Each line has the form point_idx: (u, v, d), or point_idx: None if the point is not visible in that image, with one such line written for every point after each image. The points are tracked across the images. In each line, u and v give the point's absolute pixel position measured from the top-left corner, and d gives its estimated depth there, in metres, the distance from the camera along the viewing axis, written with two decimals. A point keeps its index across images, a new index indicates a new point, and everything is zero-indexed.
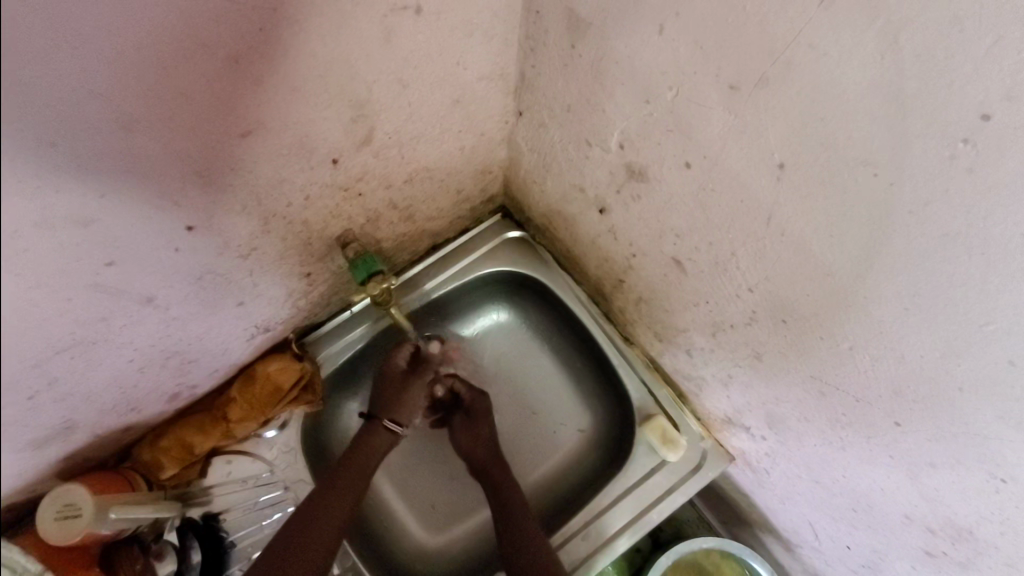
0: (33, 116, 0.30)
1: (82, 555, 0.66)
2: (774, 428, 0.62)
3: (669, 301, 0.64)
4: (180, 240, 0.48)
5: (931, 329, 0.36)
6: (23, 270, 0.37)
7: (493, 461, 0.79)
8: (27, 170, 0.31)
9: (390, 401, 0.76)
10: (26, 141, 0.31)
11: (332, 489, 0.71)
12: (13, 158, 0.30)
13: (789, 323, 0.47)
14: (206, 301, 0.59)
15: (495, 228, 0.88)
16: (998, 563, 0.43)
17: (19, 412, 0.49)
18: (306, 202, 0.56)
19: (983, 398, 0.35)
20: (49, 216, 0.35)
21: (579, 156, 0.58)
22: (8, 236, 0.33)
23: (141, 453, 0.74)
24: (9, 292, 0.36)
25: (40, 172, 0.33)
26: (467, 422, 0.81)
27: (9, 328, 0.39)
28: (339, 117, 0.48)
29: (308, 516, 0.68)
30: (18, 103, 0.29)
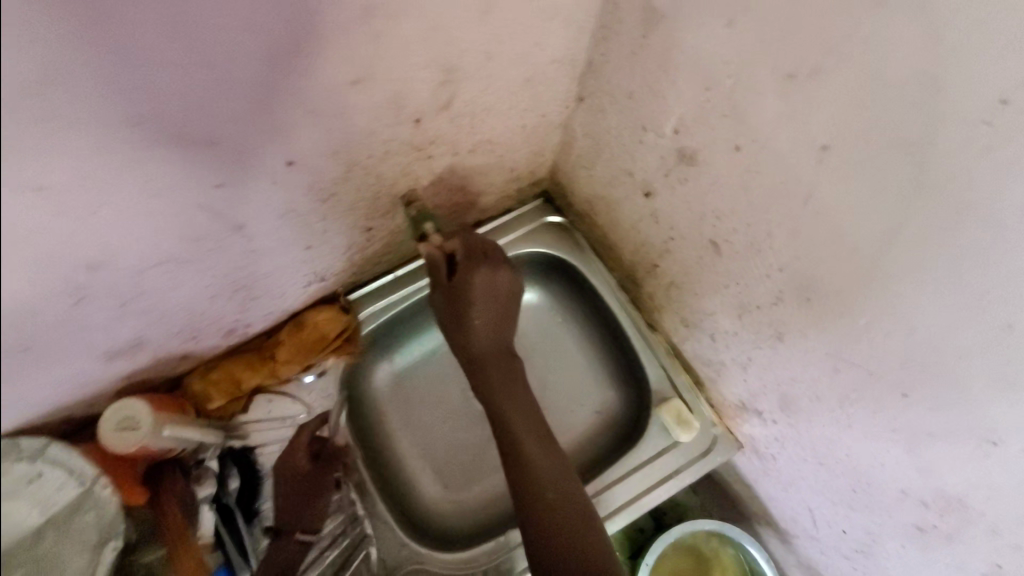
0: (196, 33, 0.37)
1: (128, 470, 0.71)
2: (786, 410, 0.67)
3: (700, 284, 0.69)
4: (279, 173, 0.54)
5: (940, 300, 0.41)
6: (161, 173, 0.44)
7: None
8: (172, 74, 0.39)
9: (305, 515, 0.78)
10: (183, 53, 0.38)
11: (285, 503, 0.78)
12: (160, 57, 0.37)
13: (814, 300, 0.53)
14: (282, 240, 0.65)
15: (537, 211, 0.93)
16: (983, 532, 0.48)
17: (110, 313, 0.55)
18: (385, 156, 0.61)
19: (982, 366, 0.40)
20: (188, 125, 0.43)
21: (633, 141, 0.64)
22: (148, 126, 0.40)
23: (190, 384, 0.79)
24: (142, 184, 0.44)
25: (190, 83, 0.40)
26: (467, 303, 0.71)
27: (131, 221, 0.46)
28: (430, 80, 0.54)
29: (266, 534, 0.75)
30: (183, 16, 0.36)
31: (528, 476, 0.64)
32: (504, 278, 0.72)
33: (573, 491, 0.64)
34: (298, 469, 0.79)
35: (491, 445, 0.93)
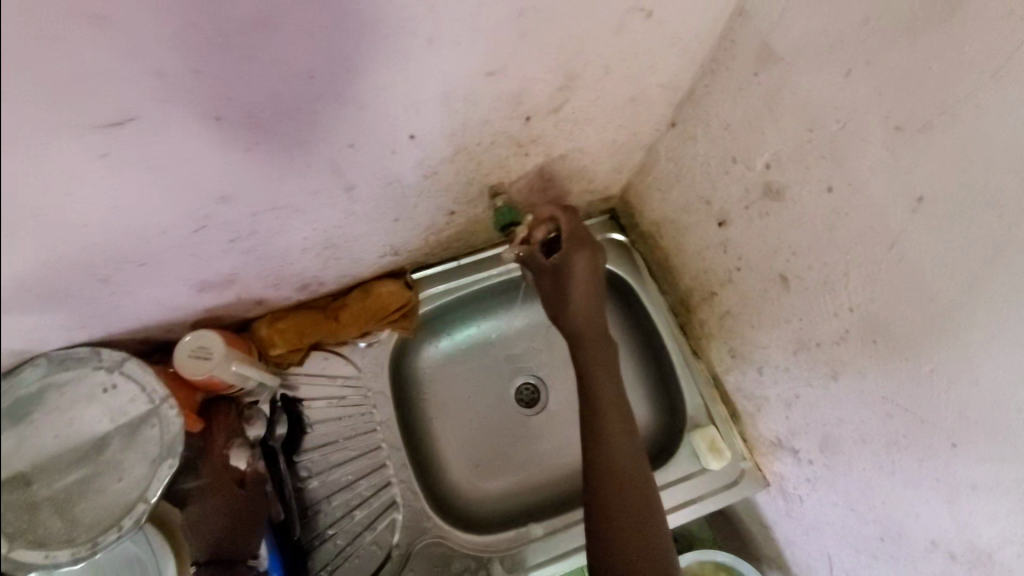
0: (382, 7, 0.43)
1: (190, 396, 0.78)
2: (826, 451, 0.69)
3: (758, 316, 0.72)
4: (401, 144, 0.59)
5: (1006, 357, 0.43)
6: (310, 117, 0.50)
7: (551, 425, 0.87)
8: (350, 38, 0.44)
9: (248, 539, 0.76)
10: (366, 21, 0.43)
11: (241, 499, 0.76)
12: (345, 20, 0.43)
13: (878, 343, 0.55)
14: (379, 208, 0.70)
15: (602, 226, 0.97)
16: None
17: (218, 235, 0.62)
18: (491, 147, 0.66)
19: None
20: (343, 88, 0.49)
21: (721, 170, 0.68)
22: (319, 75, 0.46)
23: (259, 328, 0.84)
24: (291, 123, 0.50)
25: (362, 47, 0.46)
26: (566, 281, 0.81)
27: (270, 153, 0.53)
28: (551, 83, 0.59)
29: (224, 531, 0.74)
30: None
31: (607, 453, 0.71)
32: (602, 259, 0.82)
33: (645, 470, 0.71)
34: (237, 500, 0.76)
35: (522, 441, 0.96)
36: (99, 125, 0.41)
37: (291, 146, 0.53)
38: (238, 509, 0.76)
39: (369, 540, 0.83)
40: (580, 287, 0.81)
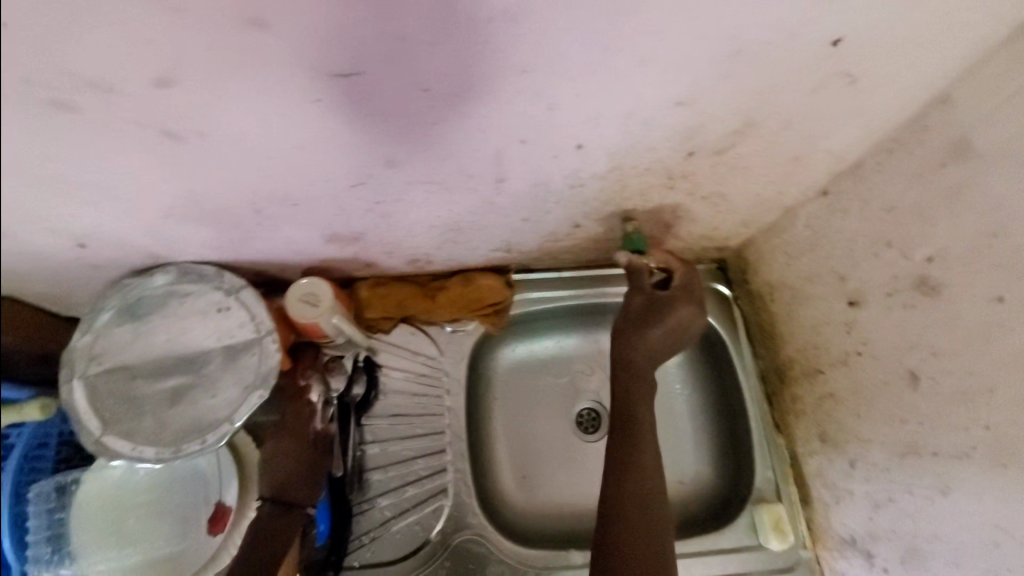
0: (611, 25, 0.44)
1: (286, 337, 0.82)
2: (910, 565, 0.65)
3: (869, 408, 0.69)
4: (567, 151, 0.60)
5: None
6: (500, 108, 0.53)
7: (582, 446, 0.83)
8: (567, 44, 0.46)
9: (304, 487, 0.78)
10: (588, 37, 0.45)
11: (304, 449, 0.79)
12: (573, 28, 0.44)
13: (1015, 471, 0.52)
14: (515, 206, 0.72)
15: (709, 274, 0.95)
16: None
17: (368, 196, 0.66)
18: (641, 174, 0.66)
19: None
20: (542, 89, 0.51)
21: (869, 251, 0.66)
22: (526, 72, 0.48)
23: (360, 289, 0.87)
24: (481, 110, 0.53)
25: (573, 58, 0.47)
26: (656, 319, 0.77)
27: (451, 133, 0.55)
28: (727, 126, 0.58)
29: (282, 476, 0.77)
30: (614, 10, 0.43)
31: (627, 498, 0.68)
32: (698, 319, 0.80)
33: (662, 532, 0.67)
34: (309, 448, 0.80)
35: (576, 465, 0.94)
36: (337, 74, 0.46)
37: (473, 130, 0.56)
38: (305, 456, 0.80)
39: (412, 518, 0.84)
40: (661, 332, 0.77)
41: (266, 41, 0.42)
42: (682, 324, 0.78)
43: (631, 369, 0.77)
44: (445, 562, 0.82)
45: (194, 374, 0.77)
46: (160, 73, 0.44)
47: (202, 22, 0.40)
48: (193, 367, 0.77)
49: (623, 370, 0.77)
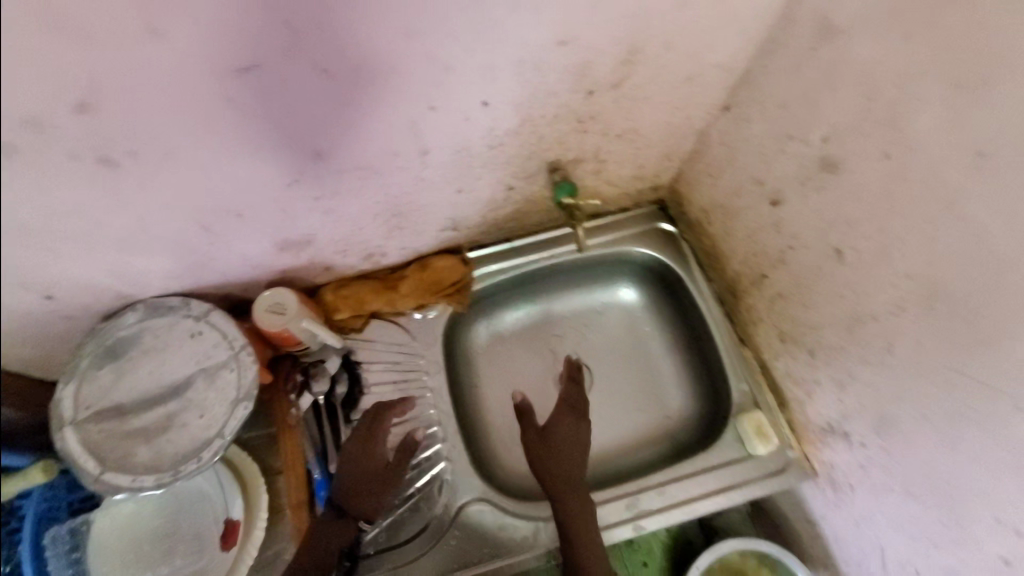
0: None
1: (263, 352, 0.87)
2: (880, 433, 0.68)
3: (811, 294, 0.73)
4: (474, 110, 0.65)
5: None
6: (399, 76, 0.57)
7: (571, 487, 0.80)
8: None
9: (359, 496, 0.81)
10: None
11: (375, 467, 0.83)
12: None
13: (938, 308, 0.55)
14: (445, 176, 0.76)
15: (651, 215, 1.00)
16: None
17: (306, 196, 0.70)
18: (552, 120, 0.71)
19: None
20: (431, 51, 0.55)
21: (775, 148, 0.70)
22: (411, 34, 0.52)
23: (324, 294, 0.92)
24: (381, 83, 0.57)
25: (450, 12, 0.52)
26: (543, 435, 0.85)
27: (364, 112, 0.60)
28: (613, 56, 0.63)
29: (354, 481, 0.82)
30: None
31: None
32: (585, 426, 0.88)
33: None
34: (372, 461, 0.84)
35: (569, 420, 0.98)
36: (237, 70, 0.50)
37: (381, 106, 0.60)
38: (360, 472, 0.83)
39: (416, 497, 0.86)
40: (564, 436, 0.85)
41: (165, 51, 0.46)
42: (577, 437, 0.85)
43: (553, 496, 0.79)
44: (457, 532, 0.84)
45: (179, 401, 0.80)
46: (76, 101, 0.47)
47: (107, 44, 0.44)
48: (178, 394, 0.80)
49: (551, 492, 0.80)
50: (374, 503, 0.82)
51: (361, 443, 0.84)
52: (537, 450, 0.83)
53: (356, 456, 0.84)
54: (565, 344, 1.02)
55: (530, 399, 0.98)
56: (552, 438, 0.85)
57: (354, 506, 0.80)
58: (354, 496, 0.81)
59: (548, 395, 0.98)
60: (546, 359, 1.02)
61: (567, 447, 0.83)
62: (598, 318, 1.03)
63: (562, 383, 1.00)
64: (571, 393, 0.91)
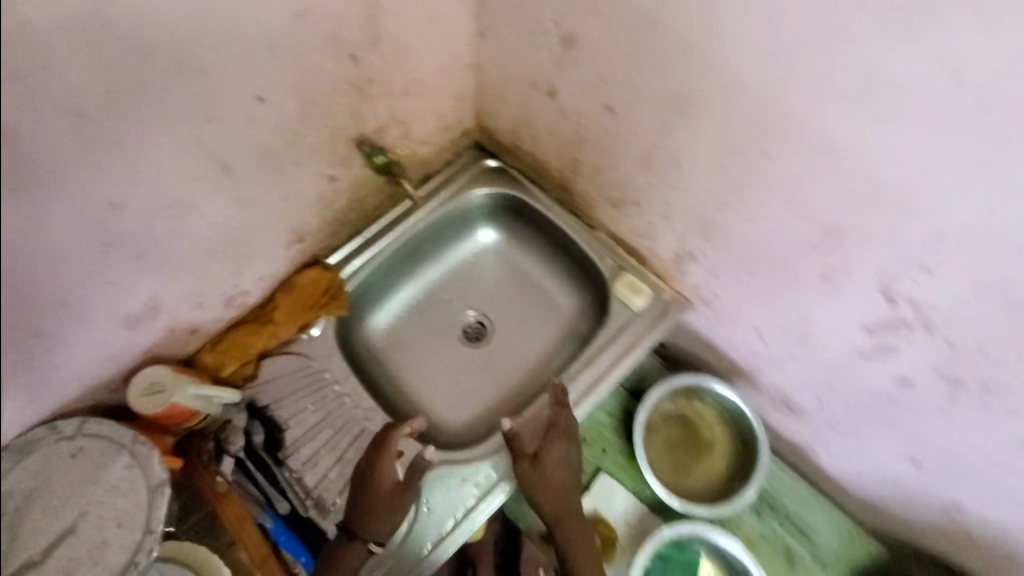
0: None
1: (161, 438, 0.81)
2: (708, 237, 0.80)
3: (613, 156, 0.84)
4: (254, 107, 0.67)
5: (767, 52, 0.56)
6: (169, 98, 0.58)
7: (564, 514, 0.85)
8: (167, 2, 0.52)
9: (366, 521, 0.81)
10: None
11: (389, 493, 0.82)
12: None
13: (688, 111, 0.68)
14: (261, 186, 0.77)
15: (474, 158, 1.08)
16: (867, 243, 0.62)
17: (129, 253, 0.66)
18: (333, 96, 0.75)
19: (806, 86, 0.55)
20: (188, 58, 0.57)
21: (527, 49, 0.81)
22: (155, 48, 0.54)
23: (202, 358, 0.89)
24: (152, 110, 0.58)
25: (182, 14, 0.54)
26: (535, 462, 0.86)
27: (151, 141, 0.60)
28: (356, 15, 0.69)
29: (365, 509, 0.81)
30: None
31: None
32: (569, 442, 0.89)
33: None
34: (380, 487, 0.82)
35: (486, 363, 1.06)
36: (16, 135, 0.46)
37: (161, 131, 0.60)
38: (366, 502, 0.81)
39: None
40: (558, 470, 0.87)
41: None
42: (565, 462, 0.87)
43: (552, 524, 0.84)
44: (427, 502, 0.86)
45: (103, 520, 0.73)
46: None
47: None
48: (98, 515, 0.73)
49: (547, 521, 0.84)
50: (386, 525, 0.81)
51: (366, 473, 0.83)
52: (531, 482, 0.85)
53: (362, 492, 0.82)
54: (455, 304, 1.10)
55: (444, 361, 1.05)
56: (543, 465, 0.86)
57: (367, 531, 0.80)
58: (361, 522, 0.81)
59: (458, 350, 1.06)
60: (444, 322, 1.09)
61: (561, 484, 0.86)
62: (474, 268, 1.12)
63: (466, 336, 1.08)
64: (563, 419, 0.87)
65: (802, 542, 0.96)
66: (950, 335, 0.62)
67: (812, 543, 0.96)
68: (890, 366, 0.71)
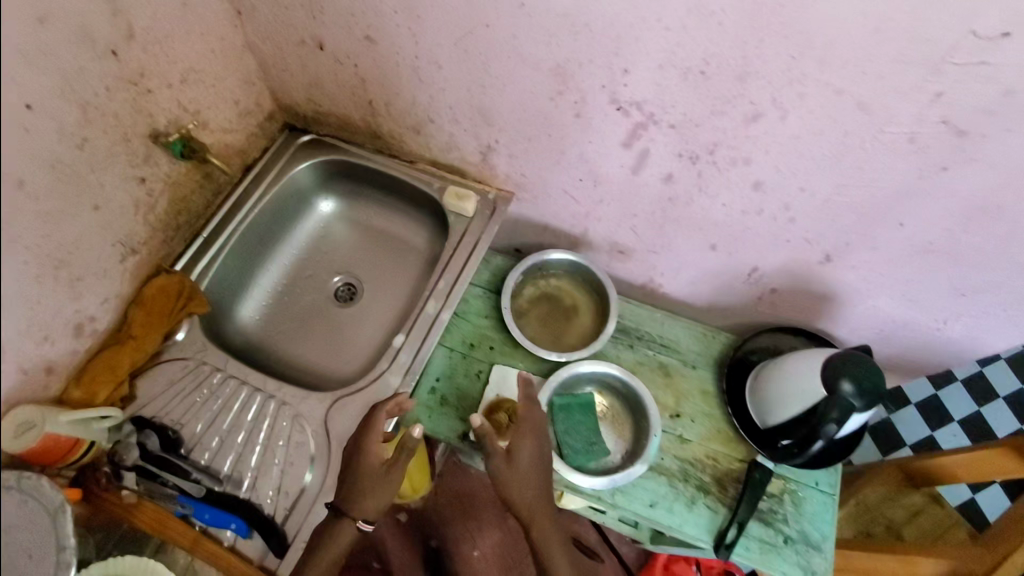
0: None
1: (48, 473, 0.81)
2: (491, 122, 0.94)
3: (391, 83, 0.95)
4: (26, 117, 0.70)
5: None
6: None
7: (534, 505, 0.90)
8: None
9: (355, 496, 0.84)
10: None
11: (377, 469, 0.85)
12: None
13: (420, 14, 0.80)
14: (66, 197, 0.79)
15: (289, 139, 1.15)
16: (587, 68, 0.76)
17: None
18: (109, 94, 0.80)
19: None
20: None
21: (280, 10, 0.90)
22: None
23: (69, 394, 0.87)
24: None
25: None
26: (506, 458, 0.90)
27: None
28: (99, 11, 0.75)
29: (353, 486, 0.84)
30: None
31: None
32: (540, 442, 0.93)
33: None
34: (368, 461, 0.84)
35: (364, 312, 1.12)
36: None
37: None
38: (353, 481, 0.84)
39: (285, 446, 0.90)
40: (525, 458, 0.91)
41: None
42: (537, 458, 0.91)
43: (523, 512, 0.89)
44: (337, 437, 0.91)
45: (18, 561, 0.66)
46: None
47: None
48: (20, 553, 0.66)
49: (519, 509, 0.89)
50: (376, 500, 0.85)
51: (352, 453, 0.86)
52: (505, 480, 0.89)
53: (349, 467, 0.85)
54: (318, 274, 1.16)
55: (325, 325, 1.11)
56: (517, 460, 0.90)
57: (356, 508, 0.83)
58: (350, 497, 0.84)
59: (334, 313, 1.12)
60: (313, 293, 1.15)
61: (530, 474, 0.89)
62: (325, 237, 1.19)
63: (338, 298, 1.14)
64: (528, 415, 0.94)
65: (670, 354, 1.12)
66: (668, 120, 0.79)
67: (678, 353, 1.13)
68: (655, 170, 0.88)
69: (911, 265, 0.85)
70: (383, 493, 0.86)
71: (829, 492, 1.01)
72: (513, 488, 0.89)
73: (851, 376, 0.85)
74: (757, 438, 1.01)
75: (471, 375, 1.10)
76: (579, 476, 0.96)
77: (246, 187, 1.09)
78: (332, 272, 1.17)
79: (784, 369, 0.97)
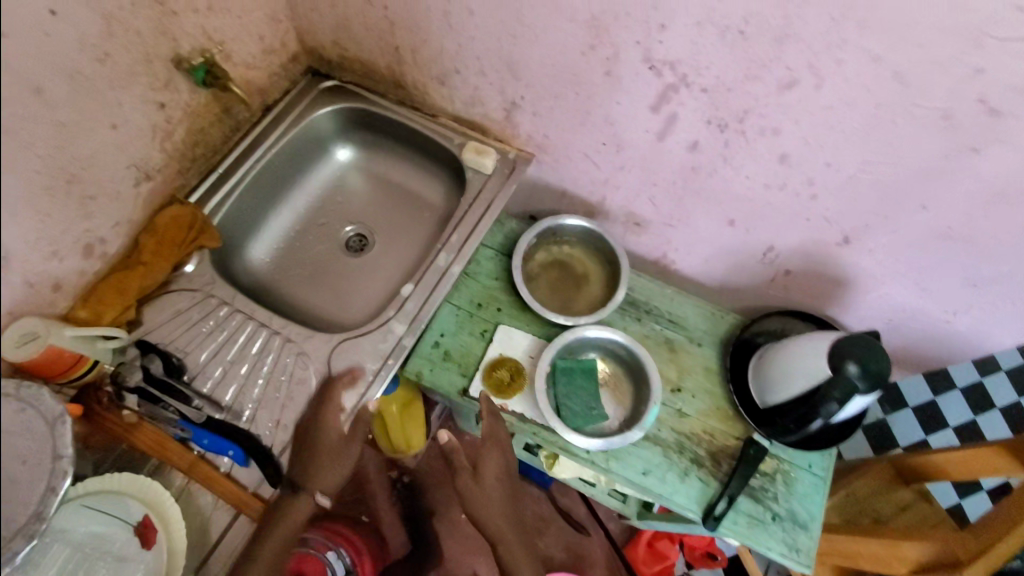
0: None
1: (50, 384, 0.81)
2: (518, 77, 0.92)
3: (420, 28, 0.93)
4: (47, 22, 0.69)
5: None
6: None
7: (499, 520, 1.07)
8: None
9: (303, 472, 0.88)
10: None
11: (336, 443, 0.89)
12: None
13: None
14: (82, 111, 0.78)
15: (311, 82, 1.13)
16: (619, 21, 0.75)
17: None
18: (133, 10, 0.79)
19: None
20: None
21: None
22: None
23: (77, 311, 0.87)
24: None
25: None
26: (474, 473, 1.07)
27: None
28: None
29: (309, 448, 0.88)
30: None
31: None
32: (501, 461, 1.06)
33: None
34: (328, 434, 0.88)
35: (374, 263, 1.12)
36: None
37: None
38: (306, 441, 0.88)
39: (287, 382, 0.91)
40: (490, 473, 1.06)
41: None
42: (499, 471, 1.06)
43: (488, 529, 1.07)
44: (339, 378, 0.91)
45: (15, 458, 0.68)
46: None
47: None
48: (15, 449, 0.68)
49: (487, 528, 1.07)
50: (318, 475, 0.90)
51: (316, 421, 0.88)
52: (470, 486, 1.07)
53: (303, 407, 0.89)
54: (331, 222, 1.16)
55: (334, 272, 1.11)
56: (483, 474, 1.07)
57: (310, 486, 0.91)
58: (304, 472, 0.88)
59: (343, 261, 1.12)
60: (325, 240, 1.14)
61: (491, 486, 1.07)
62: (341, 185, 1.18)
63: (349, 247, 1.14)
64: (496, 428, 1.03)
65: (676, 330, 1.12)
66: (701, 82, 0.78)
67: (684, 330, 1.12)
68: (680, 136, 0.87)
69: (929, 251, 0.85)
70: (327, 471, 0.91)
71: (822, 474, 1.03)
72: (473, 500, 1.07)
73: (857, 358, 0.86)
74: (756, 416, 1.02)
75: (476, 333, 1.09)
76: (575, 436, 0.97)
77: (265, 127, 1.08)
78: (345, 222, 1.16)
79: (786, 350, 0.98)
